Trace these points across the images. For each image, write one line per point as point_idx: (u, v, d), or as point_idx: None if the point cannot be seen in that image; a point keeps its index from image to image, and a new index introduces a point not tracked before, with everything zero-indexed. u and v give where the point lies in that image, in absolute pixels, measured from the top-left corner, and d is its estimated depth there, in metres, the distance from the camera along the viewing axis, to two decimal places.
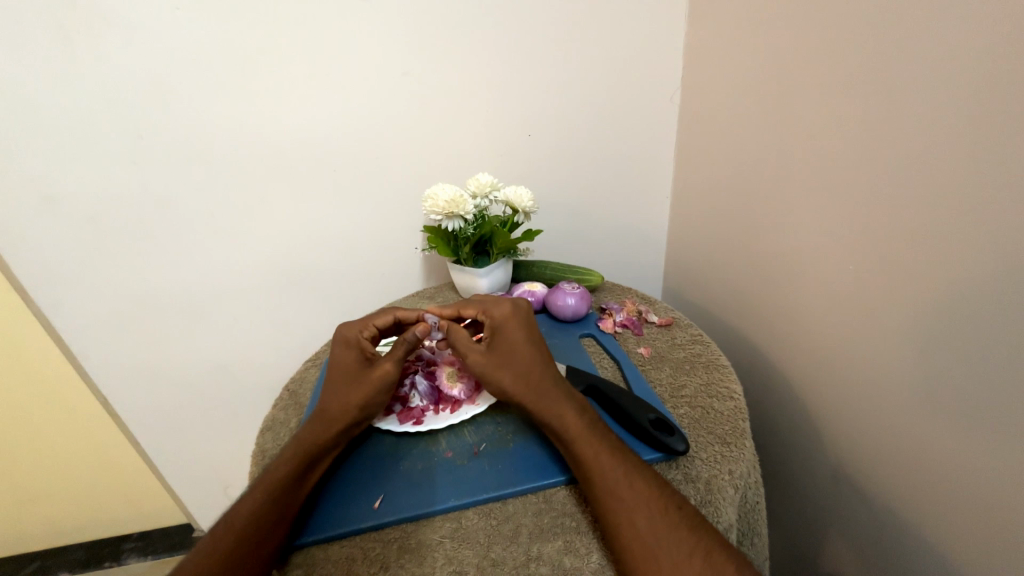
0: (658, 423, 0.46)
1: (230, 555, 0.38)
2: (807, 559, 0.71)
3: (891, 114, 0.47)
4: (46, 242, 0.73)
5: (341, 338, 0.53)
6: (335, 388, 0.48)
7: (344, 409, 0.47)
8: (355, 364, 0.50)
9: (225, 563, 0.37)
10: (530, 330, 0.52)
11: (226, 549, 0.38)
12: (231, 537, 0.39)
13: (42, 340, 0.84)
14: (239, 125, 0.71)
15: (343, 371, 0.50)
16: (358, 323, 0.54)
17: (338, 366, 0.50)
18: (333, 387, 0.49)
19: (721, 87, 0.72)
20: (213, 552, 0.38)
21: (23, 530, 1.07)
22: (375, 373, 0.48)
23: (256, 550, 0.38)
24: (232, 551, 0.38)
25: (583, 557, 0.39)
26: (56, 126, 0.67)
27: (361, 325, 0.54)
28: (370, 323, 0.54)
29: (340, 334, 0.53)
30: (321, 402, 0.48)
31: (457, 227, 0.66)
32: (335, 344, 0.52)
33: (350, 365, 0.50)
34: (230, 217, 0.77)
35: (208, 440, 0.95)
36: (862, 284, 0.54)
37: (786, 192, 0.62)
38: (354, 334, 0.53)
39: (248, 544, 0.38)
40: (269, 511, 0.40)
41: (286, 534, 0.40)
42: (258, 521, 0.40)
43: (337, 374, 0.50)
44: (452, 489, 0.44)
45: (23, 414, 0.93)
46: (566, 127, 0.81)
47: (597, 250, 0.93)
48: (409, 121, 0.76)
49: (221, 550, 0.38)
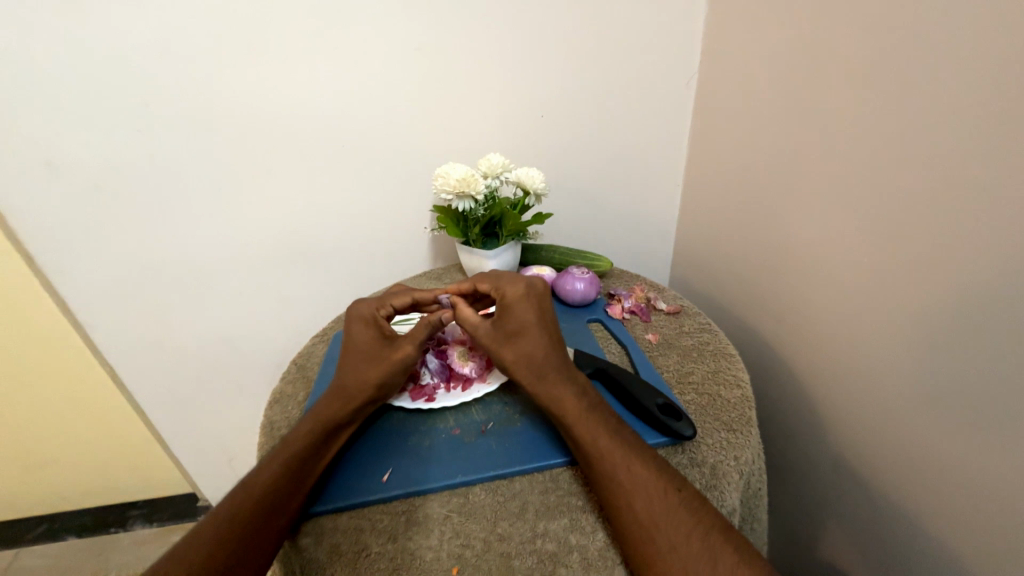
0: (666, 407, 0.47)
1: (247, 521, 0.38)
2: (804, 547, 0.72)
3: (915, 103, 0.46)
4: (52, 210, 0.72)
5: (356, 315, 0.53)
6: (351, 365, 0.49)
7: (361, 386, 0.47)
8: (372, 343, 0.50)
9: (242, 528, 0.38)
10: (543, 311, 0.51)
11: (242, 514, 0.39)
12: (247, 504, 0.39)
13: (49, 308, 0.85)
14: (247, 96, 0.70)
15: (358, 349, 0.50)
16: (373, 300, 0.54)
17: (355, 344, 0.51)
18: (349, 364, 0.49)
19: (739, 72, 0.70)
20: (229, 518, 0.39)
21: (30, 493, 1.09)
22: (394, 353, 0.49)
23: (271, 516, 0.39)
24: (248, 516, 0.38)
25: (589, 535, 0.39)
26: (60, 91, 0.65)
27: (375, 303, 0.53)
28: (386, 302, 0.54)
29: (354, 311, 0.53)
30: (336, 378, 0.49)
31: (467, 208, 0.66)
32: (350, 321, 0.53)
33: (366, 343, 0.50)
34: (237, 191, 0.76)
35: (213, 412, 0.96)
36: (875, 277, 0.53)
37: (801, 182, 0.61)
38: (369, 312, 0.53)
39: (263, 510, 0.39)
40: (283, 480, 0.41)
41: (300, 502, 0.41)
42: (273, 489, 0.40)
43: (352, 352, 0.50)
44: (460, 465, 0.44)
45: (29, 381, 0.94)
46: (579, 110, 0.80)
47: (605, 236, 0.92)
48: (419, 98, 0.74)
49: (237, 516, 0.39)
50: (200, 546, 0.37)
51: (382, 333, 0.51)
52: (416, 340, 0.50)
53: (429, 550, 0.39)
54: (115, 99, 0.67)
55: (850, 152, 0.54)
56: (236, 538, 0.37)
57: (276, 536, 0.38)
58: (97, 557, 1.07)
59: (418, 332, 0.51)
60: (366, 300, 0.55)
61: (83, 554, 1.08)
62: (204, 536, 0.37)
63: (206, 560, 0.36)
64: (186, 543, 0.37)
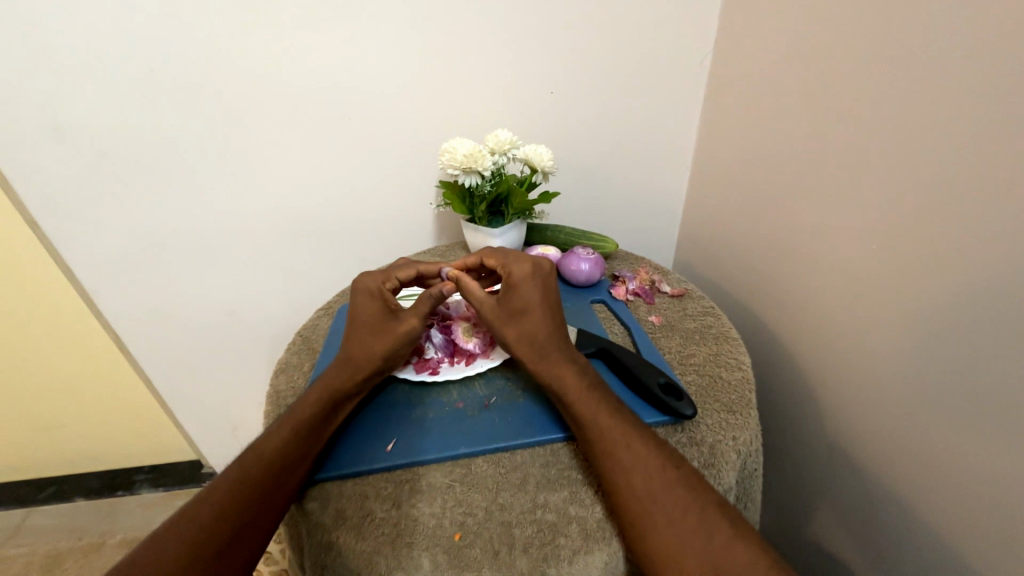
0: (668, 387, 0.47)
1: (255, 484, 0.39)
2: (794, 526, 0.74)
3: (940, 87, 0.45)
4: (54, 175, 0.72)
5: (360, 288, 0.53)
6: (356, 337, 0.49)
7: (367, 357, 0.48)
8: (377, 315, 0.50)
9: (251, 490, 0.39)
10: (549, 290, 0.50)
11: (251, 477, 0.39)
12: (256, 468, 0.40)
13: (55, 275, 0.85)
14: (250, 64, 0.68)
15: (362, 321, 0.50)
16: (378, 273, 0.54)
17: (359, 316, 0.51)
18: (354, 335, 0.49)
19: (756, 51, 0.68)
20: (239, 480, 0.40)
21: (39, 456, 1.11)
22: (399, 327, 0.49)
23: (279, 480, 0.40)
24: (257, 479, 0.39)
25: (588, 507, 0.40)
26: (59, 53, 0.64)
27: (380, 276, 0.54)
28: (391, 275, 0.54)
29: (359, 283, 0.53)
30: (342, 349, 0.49)
31: (473, 183, 0.65)
32: (356, 293, 0.53)
33: (371, 315, 0.50)
34: (241, 161, 0.75)
35: (218, 382, 0.97)
36: (883, 264, 0.53)
37: (814, 166, 0.60)
38: (374, 285, 0.53)
39: (272, 475, 0.40)
40: (290, 446, 0.41)
41: (307, 468, 0.41)
42: (281, 454, 0.41)
43: (357, 324, 0.50)
44: (463, 437, 0.45)
45: (36, 346, 0.95)
46: (590, 87, 0.78)
47: (612, 218, 0.91)
48: (427, 70, 0.72)
49: (246, 479, 0.40)
50: (212, 505, 0.38)
51: (387, 306, 0.51)
52: (420, 314, 0.50)
53: (432, 516, 0.40)
54: (116, 63, 0.66)
55: (866, 137, 0.53)
56: (245, 500, 0.38)
57: (284, 499, 0.40)
58: (104, 519, 1.08)
59: (421, 305, 0.50)
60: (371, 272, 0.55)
61: (89, 517, 1.09)
62: (214, 497, 0.39)
63: (218, 519, 0.37)
64: (199, 503, 0.38)
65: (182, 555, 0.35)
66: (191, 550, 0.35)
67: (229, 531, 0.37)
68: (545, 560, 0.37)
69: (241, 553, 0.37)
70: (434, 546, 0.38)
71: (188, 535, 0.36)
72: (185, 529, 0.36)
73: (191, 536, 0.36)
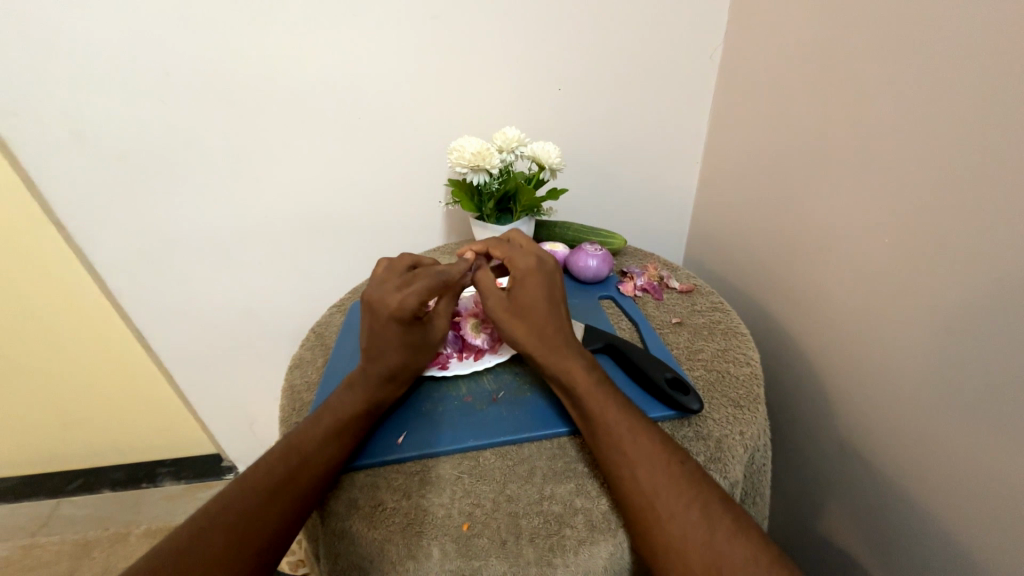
0: (674, 382, 0.48)
1: (290, 480, 0.41)
2: (804, 523, 0.73)
3: (951, 77, 0.44)
4: (81, 178, 0.75)
5: (391, 311, 0.46)
6: (394, 356, 0.47)
7: (410, 370, 0.48)
8: (412, 333, 0.48)
9: (283, 487, 0.40)
10: (553, 285, 0.51)
11: (285, 475, 0.41)
12: (286, 463, 0.41)
13: (79, 274, 0.88)
14: (263, 68, 0.70)
15: (400, 343, 0.47)
16: (406, 290, 0.47)
17: (394, 339, 0.46)
18: (391, 355, 0.47)
19: (765, 44, 0.68)
20: (268, 474, 0.41)
21: (68, 449, 1.16)
22: (433, 338, 0.50)
23: (307, 476, 0.41)
24: (291, 476, 0.41)
25: (594, 499, 0.41)
26: (83, 60, 0.67)
27: (412, 294, 0.46)
28: (421, 290, 0.47)
29: (388, 304, 0.46)
30: (376, 368, 0.46)
31: (481, 181, 0.66)
32: (381, 312, 0.47)
33: (407, 334, 0.47)
34: (256, 162, 0.77)
35: (236, 378, 1.00)
36: (894, 259, 0.52)
37: (823, 160, 0.60)
38: (407, 306, 0.46)
39: (307, 475, 0.41)
40: (320, 444, 0.43)
41: (334, 464, 0.42)
42: (312, 451, 0.42)
43: (392, 345, 0.47)
44: (472, 430, 0.46)
45: (64, 343, 0.99)
46: (597, 83, 0.78)
47: (620, 214, 0.91)
48: (434, 70, 0.73)
49: (279, 474, 0.41)
50: (243, 499, 0.39)
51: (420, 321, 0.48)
52: (446, 317, 0.51)
53: (441, 506, 0.41)
54: (136, 69, 0.68)
55: (877, 130, 0.52)
56: (277, 495, 0.40)
57: (314, 495, 0.41)
58: (130, 509, 1.12)
59: (445, 308, 0.51)
60: (394, 289, 0.47)
61: (115, 507, 1.13)
62: (247, 491, 0.40)
63: (251, 514, 0.38)
64: (229, 497, 0.40)
65: (219, 548, 0.36)
66: (230, 544, 0.37)
67: (262, 526, 0.38)
68: (552, 550, 0.38)
69: (267, 547, 0.38)
70: (444, 535, 0.39)
71: (222, 529, 0.37)
72: (221, 523, 0.38)
73: (227, 530, 0.37)
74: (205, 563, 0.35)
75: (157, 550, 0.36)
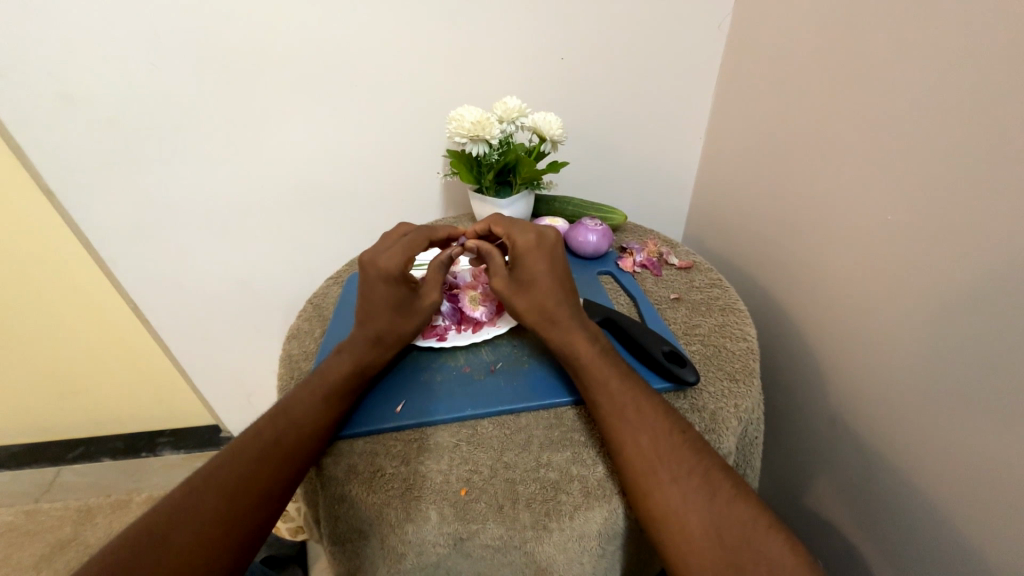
0: (672, 355, 0.48)
1: (288, 445, 0.41)
2: (793, 494, 0.76)
3: (965, 50, 0.43)
4: (66, 144, 0.72)
5: (378, 270, 0.49)
6: (381, 317, 0.48)
7: (398, 334, 0.48)
8: (398, 296, 0.49)
9: (281, 451, 0.41)
10: (555, 258, 0.50)
11: (283, 440, 0.41)
12: (285, 429, 0.42)
13: (70, 242, 0.88)
14: (253, 29, 0.67)
15: (384, 303, 0.48)
16: (392, 252, 0.50)
17: (379, 299, 0.48)
18: (378, 315, 0.48)
19: (775, 14, 0.65)
20: (265, 439, 0.41)
21: (65, 420, 1.16)
22: (421, 304, 0.49)
23: (307, 442, 0.42)
24: (289, 442, 0.41)
25: (590, 467, 0.42)
26: (61, 19, 0.63)
27: (396, 256, 0.49)
28: (408, 252, 0.50)
29: (376, 264, 0.49)
30: (366, 329, 0.48)
31: (481, 153, 0.64)
32: (370, 272, 0.49)
33: (393, 296, 0.48)
34: (247, 129, 0.75)
35: (233, 350, 1.00)
36: (891, 237, 0.52)
37: (828, 135, 0.58)
38: (393, 266, 0.49)
39: (307, 440, 0.42)
40: (319, 411, 0.43)
41: (329, 428, 0.43)
42: (310, 417, 0.43)
43: (379, 307, 0.48)
44: (470, 400, 0.46)
45: (56, 313, 0.98)
46: (601, 51, 0.75)
47: (622, 190, 0.90)
48: (432, 35, 0.70)
49: (276, 440, 0.41)
50: (241, 463, 0.40)
51: (407, 284, 0.50)
52: (436, 287, 0.50)
53: (439, 473, 0.41)
54: (119, 31, 0.65)
55: (884, 105, 0.51)
56: (279, 458, 0.40)
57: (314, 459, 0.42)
58: (131, 478, 1.14)
59: (432, 277, 0.51)
60: (383, 251, 0.50)
61: (116, 475, 1.15)
62: (243, 456, 0.40)
63: (249, 477, 0.39)
64: (226, 460, 0.40)
65: (219, 509, 0.37)
66: (230, 506, 0.37)
67: (261, 488, 0.39)
68: (548, 515, 0.39)
69: (266, 506, 0.39)
70: (442, 500, 0.39)
71: (221, 491, 0.38)
72: (220, 485, 0.38)
73: (226, 491, 0.38)
74: (205, 525, 0.36)
75: (156, 512, 0.37)
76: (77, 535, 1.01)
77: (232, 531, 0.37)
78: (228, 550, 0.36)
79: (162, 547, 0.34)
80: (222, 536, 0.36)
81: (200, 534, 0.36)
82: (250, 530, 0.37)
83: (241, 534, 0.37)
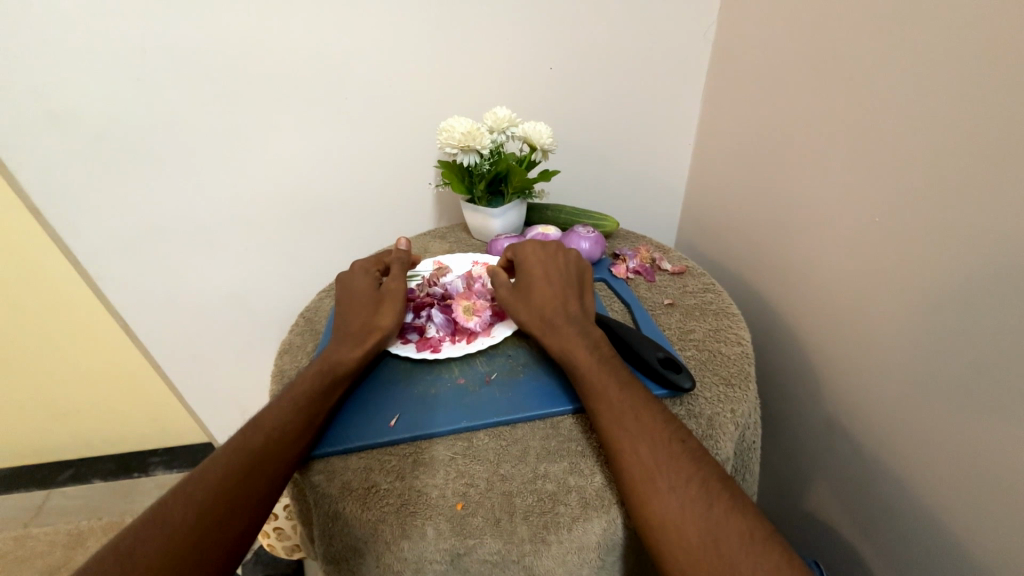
0: (666, 361, 0.47)
1: (270, 458, 0.40)
2: (792, 498, 0.75)
3: (945, 57, 0.44)
4: (57, 162, 0.72)
5: (348, 276, 0.56)
6: (359, 310, 0.51)
7: (370, 323, 0.50)
8: (367, 289, 0.53)
9: (264, 460, 0.40)
10: (555, 266, 0.54)
11: (263, 454, 0.40)
12: (264, 442, 0.41)
13: (58, 259, 0.87)
14: (247, 46, 0.68)
15: (360, 298, 0.53)
16: (361, 264, 0.58)
17: (354, 295, 0.53)
18: (354, 310, 0.52)
19: (761, 22, 0.66)
20: (240, 449, 0.41)
21: (54, 441, 1.14)
22: (387, 293, 0.53)
23: (293, 453, 0.41)
24: (269, 455, 0.40)
25: (587, 477, 0.41)
26: (53, 40, 0.64)
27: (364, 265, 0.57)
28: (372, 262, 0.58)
29: (349, 272, 0.56)
30: (344, 327, 0.50)
31: (472, 163, 0.65)
32: (343, 279, 0.56)
33: (362, 291, 0.53)
34: (240, 144, 0.75)
35: (226, 365, 0.99)
36: (881, 238, 0.52)
37: (816, 140, 0.59)
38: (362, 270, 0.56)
39: (284, 451, 0.41)
40: (305, 423, 0.43)
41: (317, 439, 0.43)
42: (296, 427, 0.42)
43: (353, 301, 0.52)
44: (465, 412, 0.46)
45: (45, 332, 0.96)
46: (591, 62, 0.76)
47: (614, 198, 0.90)
48: (423, 48, 0.71)
49: (254, 450, 0.40)
50: (222, 472, 0.39)
51: (374, 282, 0.55)
52: (401, 279, 0.55)
53: (434, 487, 0.41)
54: (109, 51, 0.66)
55: (873, 107, 0.51)
56: (260, 469, 0.40)
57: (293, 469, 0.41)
58: (123, 499, 1.11)
59: (397, 274, 0.56)
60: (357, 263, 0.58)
61: (107, 496, 1.12)
62: (225, 466, 0.39)
63: (224, 489, 0.38)
64: (207, 470, 0.39)
65: (191, 523, 0.36)
66: (202, 519, 0.36)
67: (240, 500, 0.38)
68: (546, 527, 0.38)
69: (243, 518, 0.38)
70: (437, 515, 0.39)
71: (194, 506, 0.37)
72: (192, 499, 0.37)
73: (199, 505, 0.37)
74: (175, 540, 0.35)
75: (126, 529, 0.35)
76: (67, 560, 0.98)
77: (203, 542, 0.35)
78: (199, 560, 0.35)
79: (128, 561, 0.33)
80: (194, 550, 0.35)
81: (170, 549, 0.34)
82: (228, 544, 0.36)
83: (214, 545, 0.36)
